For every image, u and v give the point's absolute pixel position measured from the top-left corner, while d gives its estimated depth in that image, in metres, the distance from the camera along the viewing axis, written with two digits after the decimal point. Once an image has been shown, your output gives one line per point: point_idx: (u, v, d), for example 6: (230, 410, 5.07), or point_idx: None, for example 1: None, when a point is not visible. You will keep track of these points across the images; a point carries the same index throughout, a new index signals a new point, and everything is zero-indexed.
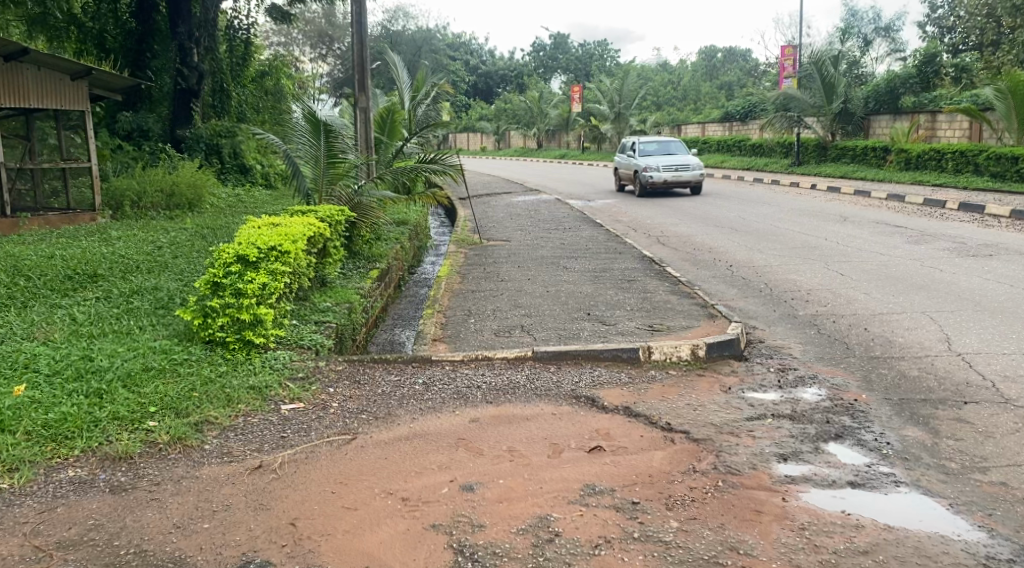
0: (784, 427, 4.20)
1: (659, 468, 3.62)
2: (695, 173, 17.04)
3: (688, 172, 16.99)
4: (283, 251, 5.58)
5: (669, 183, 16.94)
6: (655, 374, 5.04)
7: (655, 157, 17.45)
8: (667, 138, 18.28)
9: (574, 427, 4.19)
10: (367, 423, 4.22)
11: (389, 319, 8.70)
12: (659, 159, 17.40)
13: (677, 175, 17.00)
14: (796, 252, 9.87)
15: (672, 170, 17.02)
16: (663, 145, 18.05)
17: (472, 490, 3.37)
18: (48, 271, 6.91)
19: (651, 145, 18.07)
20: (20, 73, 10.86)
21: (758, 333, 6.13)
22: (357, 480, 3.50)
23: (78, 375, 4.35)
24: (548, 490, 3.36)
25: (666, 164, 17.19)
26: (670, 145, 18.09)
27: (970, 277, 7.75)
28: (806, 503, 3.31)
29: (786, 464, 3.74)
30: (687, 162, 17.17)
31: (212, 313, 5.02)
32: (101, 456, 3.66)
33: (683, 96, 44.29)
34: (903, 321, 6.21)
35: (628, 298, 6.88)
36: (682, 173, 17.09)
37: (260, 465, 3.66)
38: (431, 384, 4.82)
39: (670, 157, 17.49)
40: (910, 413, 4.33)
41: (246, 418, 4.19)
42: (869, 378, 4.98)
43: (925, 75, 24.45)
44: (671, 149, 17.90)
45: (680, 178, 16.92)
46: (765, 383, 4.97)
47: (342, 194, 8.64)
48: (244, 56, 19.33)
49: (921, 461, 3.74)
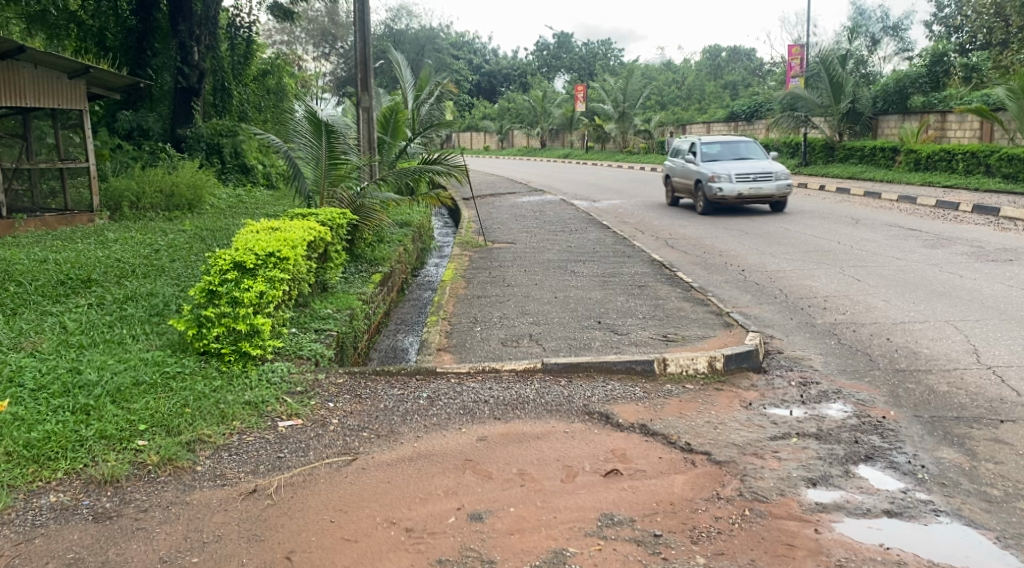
0: (811, 447, 3.97)
1: (680, 495, 3.40)
2: (778, 186, 13.62)
3: (769, 183, 13.53)
4: (281, 257, 5.34)
5: (745, 199, 13.55)
6: (671, 388, 4.81)
7: (725, 163, 14.02)
8: (734, 138, 14.88)
9: (588, 447, 3.96)
10: (369, 442, 4.00)
11: (392, 324, 8.49)
12: (729, 165, 13.94)
13: (755, 188, 13.56)
14: (809, 256, 9.63)
15: (750, 181, 13.57)
16: (731, 148, 14.62)
17: (481, 521, 3.15)
18: (40, 276, 6.69)
19: (715, 147, 14.67)
20: (15, 72, 10.65)
21: (775, 343, 5.90)
22: (358, 507, 3.28)
23: (64, 390, 4.12)
24: (562, 521, 3.15)
25: (740, 171, 13.72)
26: (739, 147, 14.68)
27: (992, 283, 7.49)
28: (841, 534, 3.10)
29: (816, 489, 3.51)
30: (767, 170, 13.68)
31: (207, 322, 4.79)
32: (86, 479, 3.43)
33: (687, 95, 44.00)
34: (927, 330, 5.98)
35: (640, 305, 6.65)
36: (762, 185, 13.64)
37: (254, 490, 3.43)
38: (436, 398, 4.59)
39: (744, 164, 14.04)
40: (943, 433, 4.09)
41: (242, 436, 3.96)
42: (897, 393, 4.74)
43: (934, 74, 24.13)
44: (742, 153, 14.49)
45: (759, 191, 13.49)
46: (787, 398, 4.74)
47: (344, 196, 8.40)
48: (246, 55, 19.09)
49: (960, 487, 3.50)
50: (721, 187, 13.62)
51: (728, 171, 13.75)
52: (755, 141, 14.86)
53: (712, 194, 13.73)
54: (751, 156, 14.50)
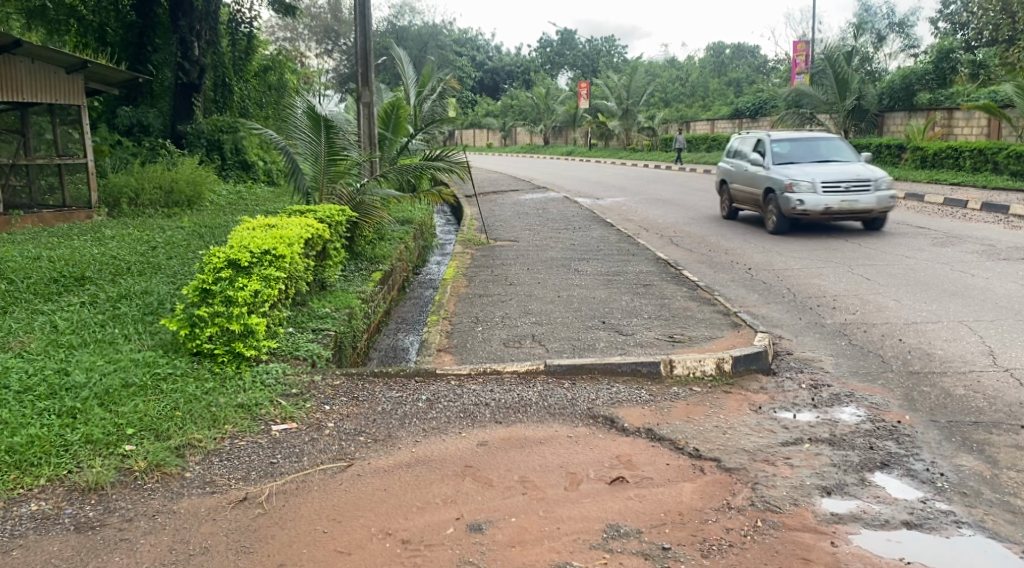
0: (824, 453, 3.82)
1: (688, 504, 3.26)
2: (878, 199, 10.30)
3: (866, 194, 10.24)
4: (277, 254, 5.18)
5: (833, 214, 10.31)
6: (677, 391, 4.66)
7: (804, 167, 10.81)
8: (814, 133, 11.74)
9: (592, 453, 3.81)
10: (366, 447, 3.86)
11: (393, 323, 8.36)
12: (812, 169, 10.70)
13: (848, 201, 10.27)
14: (817, 254, 9.46)
15: (839, 191, 10.30)
16: (809, 147, 11.42)
17: (481, 532, 3.02)
18: (32, 274, 6.55)
19: (788, 145, 11.53)
20: (12, 66, 10.50)
21: (784, 344, 5.74)
22: (353, 517, 3.14)
23: (50, 392, 3.97)
24: (565, 532, 3.01)
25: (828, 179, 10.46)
26: (818, 144, 11.51)
27: (1006, 282, 7.33)
28: (858, 548, 2.95)
29: (831, 498, 3.37)
30: (863, 177, 10.38)
31: (199, 322, 4.65)
32: (70, 486, 3.29)
33: (691, 92, 43.81)
34: (940, 331, 5.82)
35: (645, 304, 6.50)
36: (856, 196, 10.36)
37: (245, 498, 3.30)
38: (435, 401, 4.45)
39: (830, 167, 10.76)
40: (962, 439, 3.94)
41: (234, 440, 3.82)
42: (912, 397, 4.59)
43: (941, 71, 23.89)
44: (824, 152, 11.28)
45: (852, 206, 10.23)
46: (798, 401, 4.59)
47: (343, 192, 8.25)
48: (246, 50, 18.94)
49: (982, 497, 3.35)
50: (801, 199, 10.38)
51: (810, 177, 10.47)
52: (842, 138, 11.63)
53: (788, 207, 10.51)
54: (837, 156, 11.26)
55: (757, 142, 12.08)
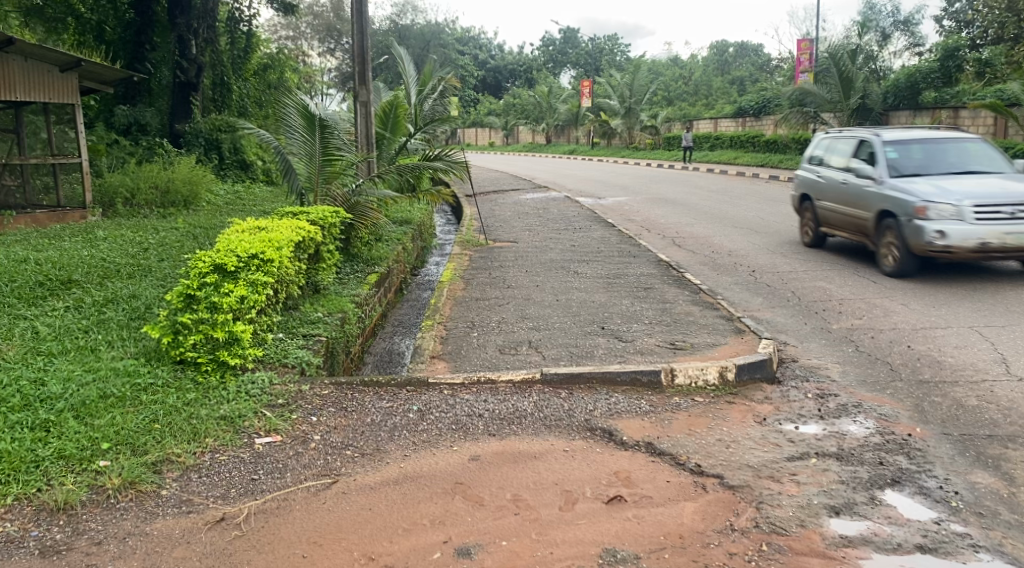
0: (832, 470, 3.64)
1: (689, 526, 3.11)
2: None
3: None
4: (265, 259, 5.02)
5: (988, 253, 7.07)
6: (678, 401, 4.49)
7: (939, 181, 7.60)
8: (938, 133, 8.52)
9: (589, 469, 3.64)
10: (353, 462, 3.69)
11: (388, 326, 8.19)
12: (953, 186, 7.44)
13: (1011, 234, 7.02)
14: (822, 256, 9.27)
15: (1000, 218, 7.04)
16: (937, 153, 8.22)
17: (470, 558, 2.86)
18: (17, 277, 6.38)
19: (906, 150, 8.31)
20: (5, 64, 10.33)
21: (789, 351, 5.57)
22: (335, 540, 2.99)
23: (24, 403, 3.81)
24: (559, 559, 2.86)
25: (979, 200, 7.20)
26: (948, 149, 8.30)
27: (1016, 286, 7.14)
28: None
29: (840, 518, 3.19)
30: None
31: (183, 329, 4.48)
32: (38, 506, 3.13)
33: (694, 90, 43.56)
34: (950, 338, 5.64)
35: (646, 309, 6.33)
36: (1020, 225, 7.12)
37: (222, 518, 3.14)
38: (427, 413, 4.28)
39: (979, 181, 7.51)
40: (977, 454, 3.77)
41: (214, 455, 3.66)
42: (922, 408, 4.41)
43: (947, 69, 23.63)
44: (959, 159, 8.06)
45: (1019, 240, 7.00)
46: (804, 413, 4.42)
47: (338, 193, 8.07)
48: (246, 49, 18.78)
49: (999, 518, 3.18)
50: (942, 228, 7.15)
51: (955, 196, 7.22)
52: (985, 138, 8.43)
53: (919, 240, 7.30)
54: (976, 166, 8.05)
55: (860, 143, 8.89)
